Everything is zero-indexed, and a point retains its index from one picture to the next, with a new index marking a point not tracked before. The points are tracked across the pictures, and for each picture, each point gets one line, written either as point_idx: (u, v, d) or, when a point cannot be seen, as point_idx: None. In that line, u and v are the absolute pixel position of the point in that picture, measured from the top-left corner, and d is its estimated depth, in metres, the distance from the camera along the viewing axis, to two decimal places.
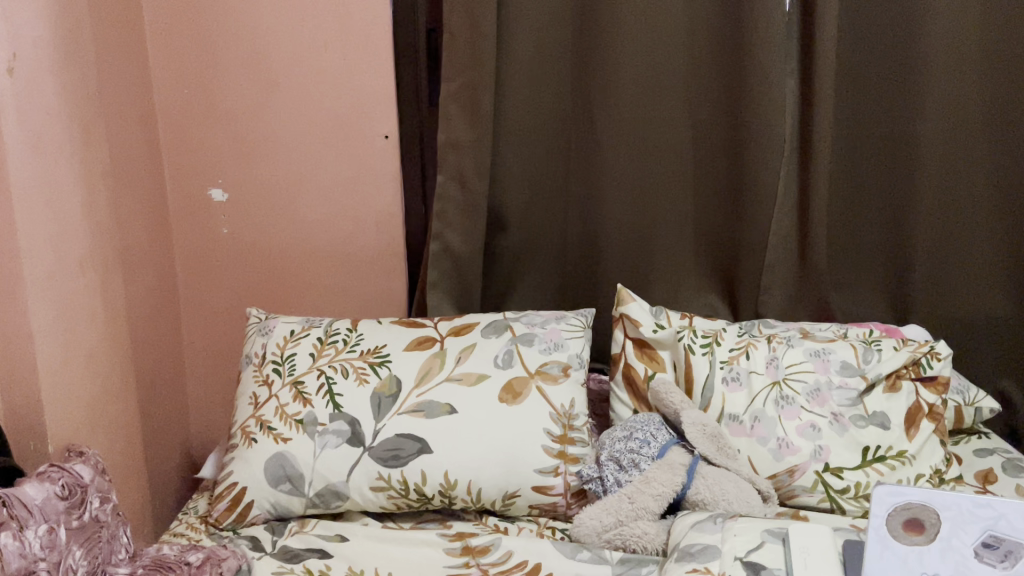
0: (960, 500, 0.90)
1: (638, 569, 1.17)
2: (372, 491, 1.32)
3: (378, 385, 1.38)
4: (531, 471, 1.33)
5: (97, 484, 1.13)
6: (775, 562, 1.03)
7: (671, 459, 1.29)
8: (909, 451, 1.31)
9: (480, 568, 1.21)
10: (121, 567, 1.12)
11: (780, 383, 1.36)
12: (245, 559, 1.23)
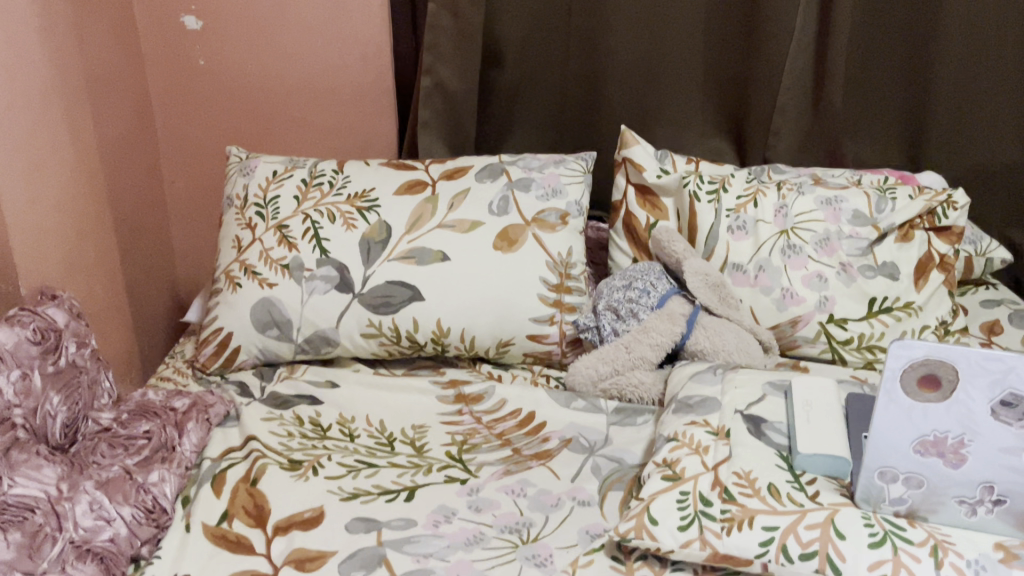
0: (970, 353, 0.81)
1: (633, 419, 1.17)
2: (363, 338, 1.29)
3: (367, 230, 1.31)
4: (526, 320, 1.29)
5: (74, 329, 1.08)
6: (777, 415, 1.01)
7: (672, 309, 1.25)
8: (916, 302, 1.27)
9: (474, 416, 1.21)
10: (105, 414, 1.08)
11: (788, 232, 1.30)
12: (234, 404, 1.20)
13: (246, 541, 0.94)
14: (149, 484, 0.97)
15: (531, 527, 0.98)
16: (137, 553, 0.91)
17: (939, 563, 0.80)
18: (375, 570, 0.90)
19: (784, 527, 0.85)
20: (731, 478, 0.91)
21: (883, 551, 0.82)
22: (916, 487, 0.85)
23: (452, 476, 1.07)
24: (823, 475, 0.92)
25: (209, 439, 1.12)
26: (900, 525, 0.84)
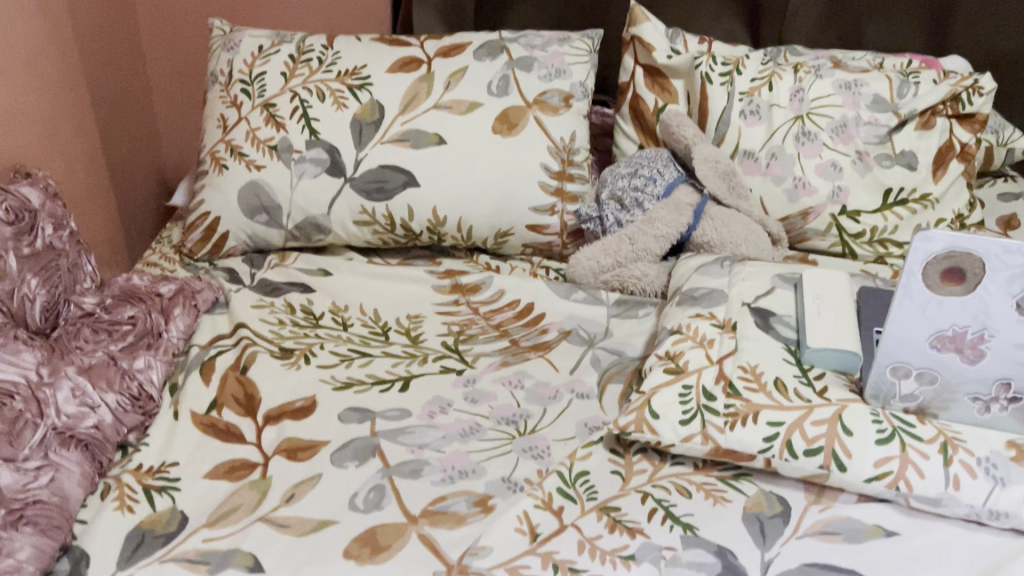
0: (989, 245, 0.75)
1: (635, 312, 1.14)
2: (356, 225, 1.24)
3: (359, 111, 1.24)
4: (525, 209, 1.24)
5: (50, 210, 1.04)
6: (786, 308, 0.97)
7: (679, 198, 1.19)
8: (934, 195, 1.22)
9: (471, 307, 1.17)
10: (87, 298, 1.03)
11: (803, 118, 1.23)
12: (224, 291, 1.17)
13: (236, 430, 0.92)
14: (135, 370, 0.94)
15: (528, 419, 0.95)
16: (124, 441, 0.89)
17: (948, 461, 0.78)
18: (368, 461, 0.88)
19: (789, 423, 0.82)
20: (736, 373, 0.88)
21: (891, 448, 0.79)
22: (928, 383, 0.82)
23: (448, 367, 1.04)
24: (832, 370, 0.89)
25: (197, 325, 1.09)
26: (909, 422, 0.82)
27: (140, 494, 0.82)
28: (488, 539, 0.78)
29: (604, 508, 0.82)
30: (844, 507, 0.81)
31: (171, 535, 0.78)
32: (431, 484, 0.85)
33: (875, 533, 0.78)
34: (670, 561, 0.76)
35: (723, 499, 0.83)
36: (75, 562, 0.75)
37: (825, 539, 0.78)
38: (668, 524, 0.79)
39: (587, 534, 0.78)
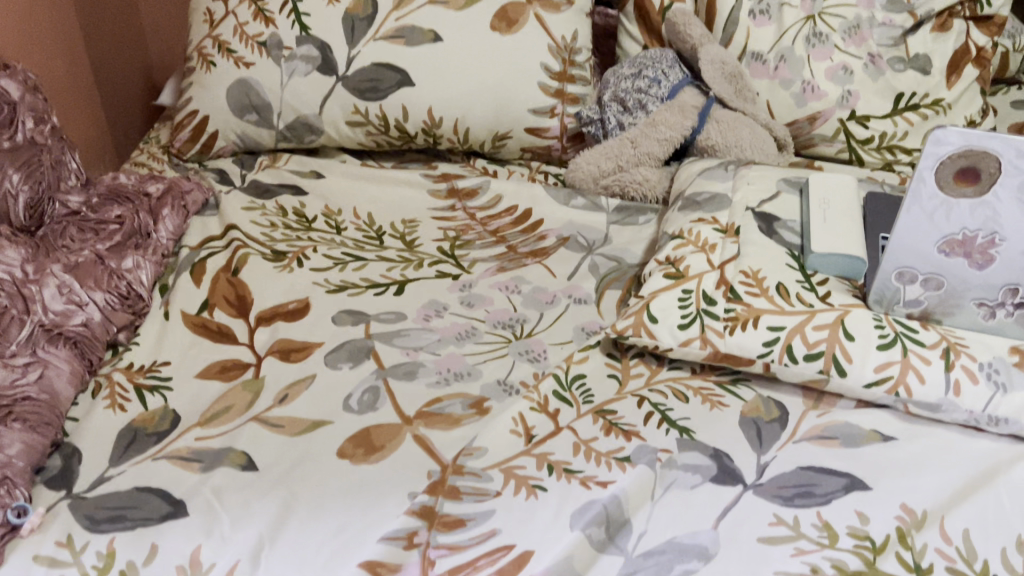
0: (1002, 145, 0.72)
1: (636, 218, 1.11)
2: (348, 126, 1.20)
3: (351, 5, 1.18)
4: (524, 111, 1.20)
5: (30, 103, 1.00)
6: (791, 214, 0.95)
7: (683, 101, 1.16)
8: (946, 101, 1.18)
9: (467, 212, 1.15)
10: (72, 197, 1.01)
11: (814, 18, 1.18)
12: (214, 192, 1.14)
13: (228, 331, 0.91)
14: (123, 270, 0.92)
15: (524, 324, 0.94)
16: (114, 339, 0.87)
17: (949, 366, 0.77)
18: (362, 363, 0.87)
19: (790, 328, 0.81)
20: (738, 278, 0.87)
21: (892, 353, 0.78)
22: (933, 289, 0.80)
23: (444, 272, 1.02)
24: (835, 275, 0.87)
25: (187, 227, 1.07)
26: (912, 328, 0.80)
27: (131, 393, 0.81)
28: (483, 440, 0.77)
29: (600, 411, 0.81)
30: (843, 412, 0.81)
31: (164, 433, 0.77)
32: (426, 387, 0.84)
33: (872, 438, 0.78)
34: (665, 463, 0.75)
35: (720, 403, 0.82)
36: (67, 459, 0.74)
37: (822, 444, 0.77)
38: (664, 427, 0.79)
39: (582, 437, 0.78)
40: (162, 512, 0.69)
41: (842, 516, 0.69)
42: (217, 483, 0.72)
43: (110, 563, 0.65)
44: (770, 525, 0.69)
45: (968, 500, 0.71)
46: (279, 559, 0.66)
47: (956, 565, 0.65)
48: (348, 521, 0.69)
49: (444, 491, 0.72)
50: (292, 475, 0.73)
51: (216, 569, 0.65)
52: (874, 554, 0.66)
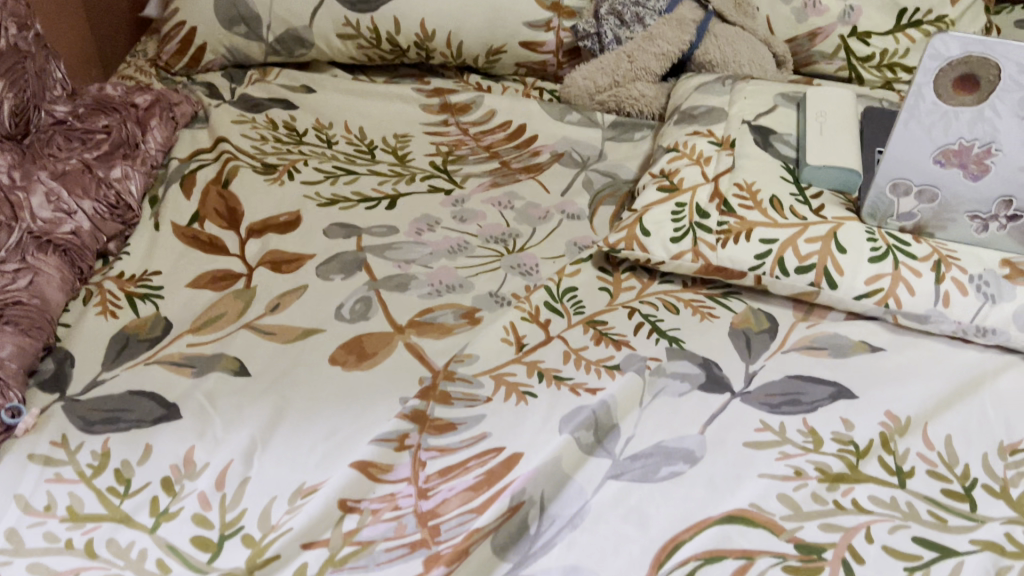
0: (1001, 50, 0.71)
1: (631, 135, 1.10)
2: (339, 39, 1.18)
3: None
4: (520, 25, 1.17)
5: (12, 9, 0.96)
6: (787, 128, 0.94)
7: (682, 15, 1.14)
8: (949, 18, 1.15)
9: (460, 127, 1.13)
10: (58, 106, 0.99)
11: None
12: (203, 105, 1.12)
13: (219, 242, 0.90)
14: (111, 180, 0.91)
15: (517, 238, 0.93)
16: (104, 249, 0.87)
17: (939, 278, 0.77)
18: (354, 274, 0.87)
19: (783, 240, 0.81)
20: (732, 190, 0.86)
21: (884, 266, 0.79)
22: (927, 202, 0.80)
23: (437, 187, 1.01)
24: (830, 189, 0.87)
25: (176, 139, 1.06)
26: (904, 241, 0.80)
27: (122, 300, 0.81)
28: (474, 347, 0.78)
29: (591, 322, 0.81)
30: (832, 324, 0.81)
31: (156, 339, 0.77)
32: (418, 297, 0.84)
33: (860, 349, 0.78)
34: (654, 371, 0.76)
35: (711, 315, 0.82)
36: (60, 363, 0.74)
37: (811, 354, 0.78)
38: (653, 337, 0.80)
39: (572, 346, 0.79)
40: (155, 415, 0.69)
41: (827, 422, 0.70)
42: (210, 387, 0.72)
43: (105, 462, 0.65)
44: (757, 431, 0.70)
45: (952, 408, 0.72)
46: (272, 459, 0.66)
47: (937, 469, 0.66)
48: (340, 424, 0.70)
49: (435, 395, 0.73)
50: (284, 380, 0.74)
51: (209, 468, 0.65)
52: (858, 458, 0.67)
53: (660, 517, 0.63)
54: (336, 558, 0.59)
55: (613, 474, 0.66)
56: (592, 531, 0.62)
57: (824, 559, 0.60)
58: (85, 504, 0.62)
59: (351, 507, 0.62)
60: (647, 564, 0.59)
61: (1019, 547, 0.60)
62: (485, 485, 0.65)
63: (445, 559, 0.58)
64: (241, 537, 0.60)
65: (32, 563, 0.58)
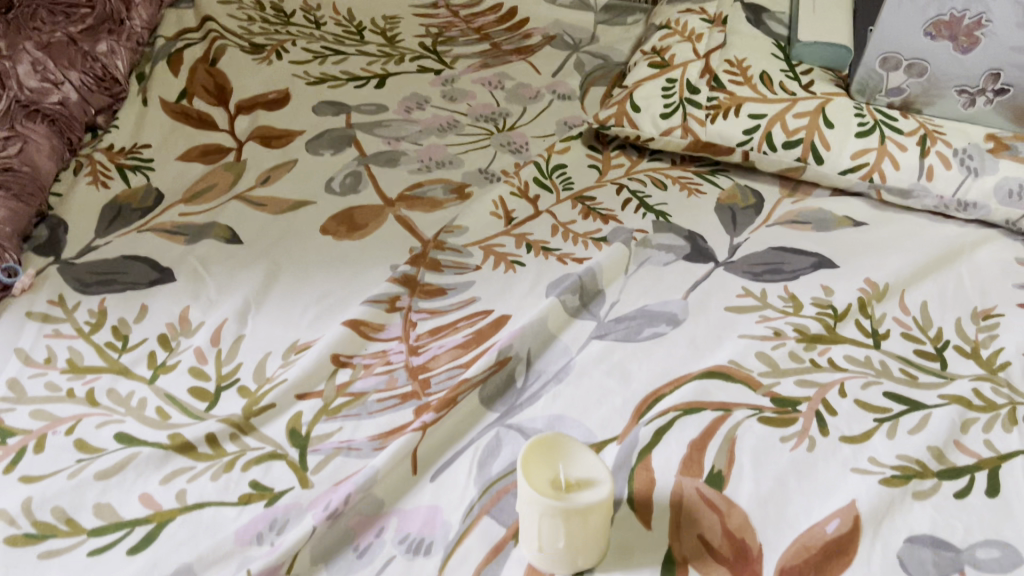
0: None
1: (622, 20, 1.09)
2: None
3: None
4: None
5: None
6: (779, 7, 0.93)
7: None
8: None
9: (451, 10, 1.12)
10: None
11: None
12: None
13: (208, 118, 0.90)
14: (98, 54, 0.90)
15: (507, 118, 0.93)
16: (93, 123, 0.87)
17: (924, 152, 0.78)
18: (344, 150, 0.87)
19: (771, 116, 0.81)
20: (723, 66, 0.86)
21: (870, 141, 0.79)
22: (916, 76, 0.80)
23: (426, 68, 1.00)
24: (819, 67, 0.87)
25: (160, 19, 1.04)
26: (891, 117, 0.81)
27: (113, 172, 0.82)
28: (463, 219, 0.79)
29: (580, 198, 0.82)
30: (818, 200, 0.82)
31: (147, 209, 0.78)
32: (408, 173, 0.85)
33: (843, 224, 0.80)
34: (640, 242, 0.77)
35: (698, 191, 0.83)
36: (53, 230, 0.75)
37: (795, 228, 0.79)
38: (641, 212, 0.81)
39: (561, 220, 0.80)
40: (150, 279, 0.71)
41: (807, 289, 0.72)
42: (203, 253, 0.74)
43: (102, 320, 0.67)
44: (738, 297, 0.71)
45: (929, 278, 0.74)
46: (265, 320, 0.68)
47: (911, 332, 0.69)
48: (331, 287, 0.71)
49: (425, 263, 0.74)
50: (276, 248, 0.75)
51: (205, 326, 0.67)
52: (836, 321, 0.69)
53: (641, 373, 0.65)
54: (330, 407, 0.61)
55: (598, 335, 0.68)
56: (576, 385, 0.64)
57: (799, 410, 0.62)
58: (85, 357, 0.64)
59: (343, 362, 0.64)
60: (628, 414, 0.62)
61: (986, 401, 0.63)
62: (474, 343, 0.67)
63: (434, 407, 0.61)
64: (237, 388, 0.62)
65: (35, 409, 0.60)
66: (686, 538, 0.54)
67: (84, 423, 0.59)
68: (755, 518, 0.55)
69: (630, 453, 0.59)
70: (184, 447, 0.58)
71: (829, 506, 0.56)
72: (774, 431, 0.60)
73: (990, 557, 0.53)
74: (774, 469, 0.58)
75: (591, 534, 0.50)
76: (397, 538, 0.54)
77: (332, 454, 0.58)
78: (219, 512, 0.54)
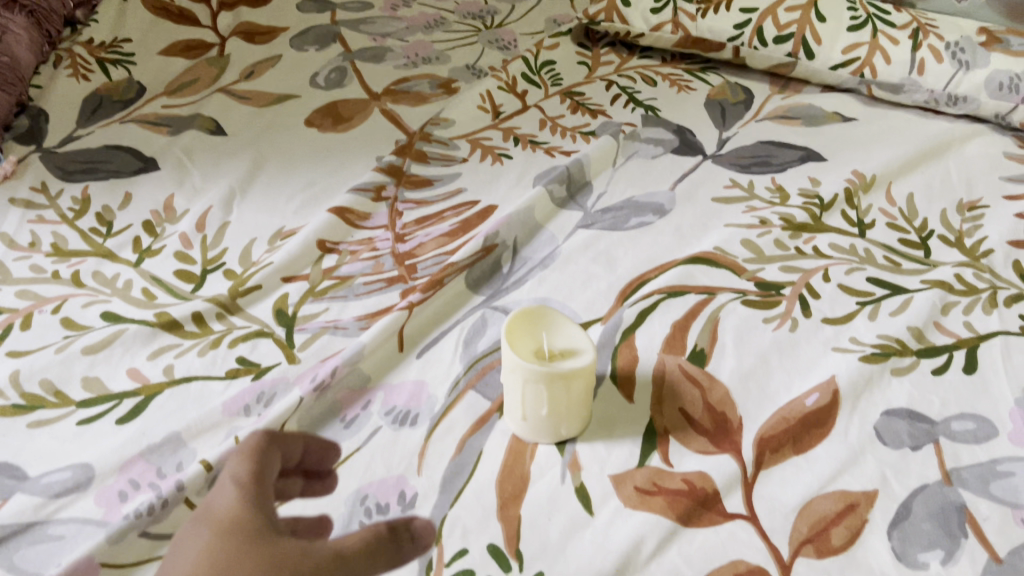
0: None
1: None
2: None
3: None
4: None
5: None
6: None
7: None
8: None
9: None
10: None
11: None
12: None
13: (190, 14, 0.89)
14: None
15: (495, 16, 0.92)
16: (72, 17, 0.85)
17: (916, 46, 0.77)
18: (329, 46, 0.86)
19: (763, 10, 0.80)
20: None
21: (862, 35, 0.79)
22: None
23: None
24: None
25: None
26: (885, 10, 0.80)
27: (94, 65, 0.81)
28: (450, 112, 0.78)
29: (569, 93, 0.81)
30: (808, 97, 0.82)
31: (130, 101, 0.77)
32: (393, 68, 0.84)
33: (833, 119, 0.79)
34: (628, 135, 0.77)
35: (688, 88, 0.83)
36: (34, 120, 0.74)
37: (784, 123, 0.79)
38: (630, 107, 0.80)
39: (549, 115, 0.79)
40: (133, 168, 0.70)
41: (795, 181, 0.72)
42: (187, 143, 0.73)
43: (86, 207, 0.66)
44: (725, 188, 0.71)
45: (916, 171, 0.73)
46: (250, 207, 0.67)
47: (896, 222, 0.69)
48: (317, 177, 0.71)
49: (411, 154, 0.73)
50: (261, 139, 0.74)
51: (190, 213, 0.67)
52: (822, 211, 0.69)
53: (626, 259, 0.65)
54: (316, 289, 0.61)
55: (584, 224, 0.68)
56: (561, 270, 0.64)
57: (782, 294, 0.62)
58: (69, 241, 0.64)
59: (329, 248, 0.64)
60: (613, 297, 0.62)
61: (967, 286, 0.63)
62: (460, 232, 0.66)
63: (421, 287, 0.61)
64: (222, 271, 0.62)
65: (21, 290, 0.60)
66: (667, 411, 0.55)
67: (70, 303, 0.59)
68: (736, 392, 0.56)
69: (614, 333, 0.60)
70: (171, 325, 0.58)
71: (809, 382, 0.56)
72: (757, 313, 0.61)
73: (964, 429, 0.53)
74: (756, 348, 0.58)
75: (574, 400, 0.50)
76: (384, 410, 0.54)
77: (319, 333, 0.58)
78: (207, 386, 0.55)
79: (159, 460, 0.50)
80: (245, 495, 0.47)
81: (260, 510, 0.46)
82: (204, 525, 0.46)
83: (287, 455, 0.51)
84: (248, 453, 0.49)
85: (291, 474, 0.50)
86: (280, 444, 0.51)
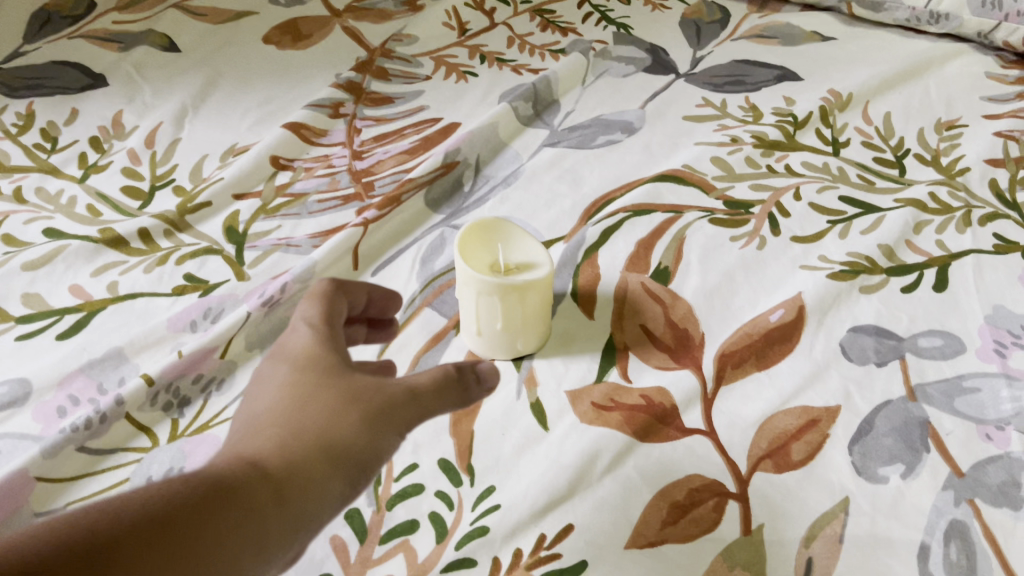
0: None
1: None
2: None
3: None
4: None
5: None
6: None
7: None
8: None
9: None
10: None
11: None
12: None
13: None
14: None
15: None
16: None
17: None
18: None
19: None
20: None
21: None
22: None
23: None
24: None
25: None
26: None
27: None
28: (414, 30, 0.76)
29: (538, 11, 0.79)
30: (785, 16, 0.81)
31: (79, 17, 0.74)
32: None
33: (811, 39, 0.77)
34: (599, 53, 0.74)
35: (662, 8, 0.81)
36: None
37: (760, 43, 0.76)
38: (602, 25, 0.78)
39: (518, 33, 0.77)
40: (81, 84, 0.67)
41: (769, 100, 0.70)
42: (138, 59, 0.70)
43: (30, 123, 0.64)
44: (697, 107, 0.69)
45: (893, 90, 0.71)
46: (203, 123, 0.65)
47: (872, 141, 0.67)
48: (275, 94, 0.68)
49: (371, 71, 0.71)
50: (216, 55, 0.71)
51: (139, 129, 0.64)
52: (796, 129, 0.67)
53: (593, 178, 0.63)
54: (269, 207, 0.59)
55: (550, 143, 0.66)
56: (524, 189, 0.62)
57: (751, 213, 0.60)
58: (12, 157, 0.61)
59: (283, 165, 0.62)
60: (577, 216, 0.60)
61: (941, 205, 0.61)
62: (421, 149, 0.64)
63: (377, 205, 0.59)
64: (172, 188, 0.60)
65: None
66: (628, 327, 0.53)
67: (11, 219, 0.57)
68: (700, 309, 0.54)
69: (576, 252, 0.58)
70: (117, 241, 0.56)
71: (775, 299, 0.55)
72: (724, 231, 0.59)
73: (932, 345, 0.51)
74: (721, 265, 0.57)
75: (530, 313, 0.48)
76: None
77: (270, 250, 0.56)
78: (153, 302, 0.53)
79: (101, 375, 0.48)
80: (322, 337, 0.36)
81: (332, 361, 0.35)
82: (281, 363, 0.35)
83: (354, 303, 0.41)
84: (319, 295, 0.38)
85: (357, 320, 0.44)
86: (345, 290, 0.40)
